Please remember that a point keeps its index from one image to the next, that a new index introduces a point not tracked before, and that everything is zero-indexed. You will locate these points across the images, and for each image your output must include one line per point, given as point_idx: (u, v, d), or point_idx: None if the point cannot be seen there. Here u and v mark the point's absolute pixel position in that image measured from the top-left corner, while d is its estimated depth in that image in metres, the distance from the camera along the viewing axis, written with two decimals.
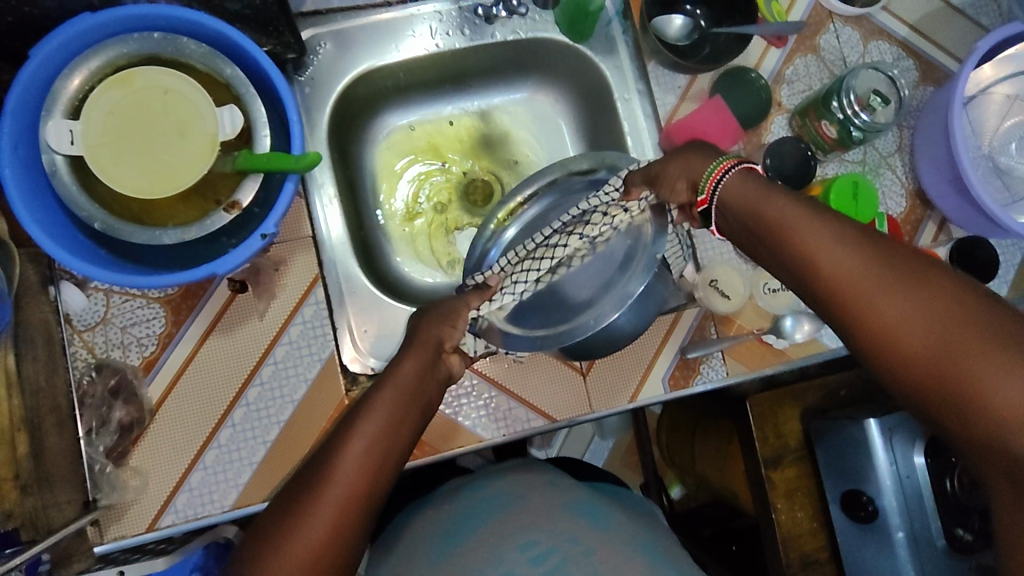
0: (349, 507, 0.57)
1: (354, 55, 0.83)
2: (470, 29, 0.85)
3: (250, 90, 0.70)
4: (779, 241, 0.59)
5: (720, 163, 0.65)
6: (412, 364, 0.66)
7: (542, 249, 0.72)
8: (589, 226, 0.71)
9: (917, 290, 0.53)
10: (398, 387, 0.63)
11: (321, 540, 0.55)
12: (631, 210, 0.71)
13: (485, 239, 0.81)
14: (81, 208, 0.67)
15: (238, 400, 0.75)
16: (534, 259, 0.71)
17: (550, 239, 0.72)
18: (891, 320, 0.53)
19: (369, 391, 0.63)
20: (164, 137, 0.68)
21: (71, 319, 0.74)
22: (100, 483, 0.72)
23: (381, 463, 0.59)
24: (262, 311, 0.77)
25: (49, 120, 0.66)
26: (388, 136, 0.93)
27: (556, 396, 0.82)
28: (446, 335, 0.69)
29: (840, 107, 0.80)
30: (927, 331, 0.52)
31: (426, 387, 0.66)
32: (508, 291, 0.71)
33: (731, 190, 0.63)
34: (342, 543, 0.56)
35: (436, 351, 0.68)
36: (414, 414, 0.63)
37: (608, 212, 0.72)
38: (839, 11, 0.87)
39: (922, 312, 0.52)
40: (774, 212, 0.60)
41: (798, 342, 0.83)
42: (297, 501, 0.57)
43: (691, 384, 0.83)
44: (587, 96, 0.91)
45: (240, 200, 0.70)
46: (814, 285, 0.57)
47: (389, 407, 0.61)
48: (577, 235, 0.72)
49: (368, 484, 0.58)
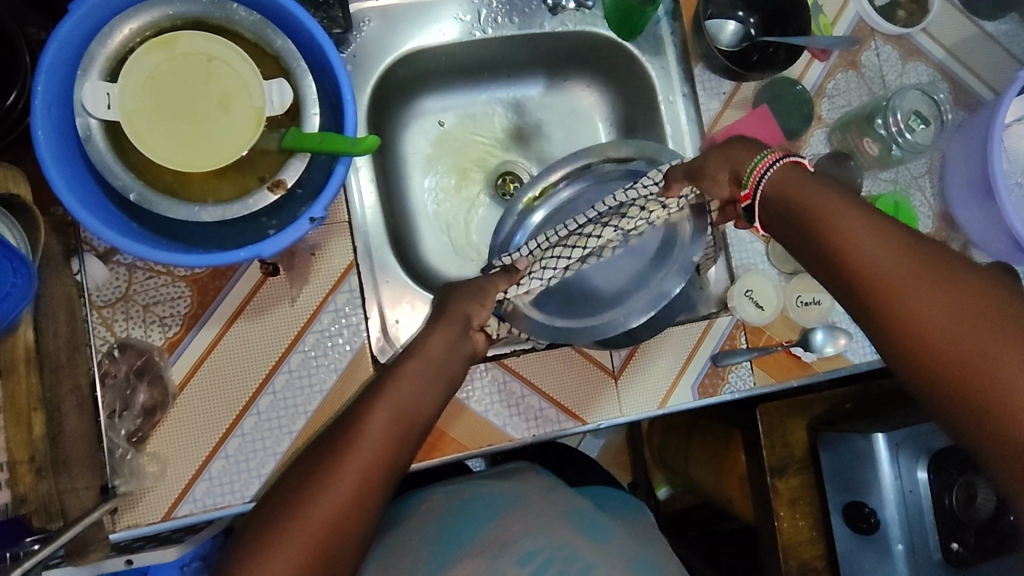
0: (371, 473, 0.58)
1: (398, 34, 0.81)
2: (519, 18, 0.83)
3: (301, 65, 0.66)
4: (821, 237, 0.57)
5: (765, 156, 0.62)
6: (441, 337, 0.66)
7: (574, 237, 0.70)
8: (626, 220, 0.69)
9: (965, 304, 0.51)
10: (428, 359, 0.64)
11: (336, 511, 0.55)
12: (669, 206, 0.70)
13: (514, 216, 0.78)
14: (115, 177, 0.62)
15: (264, 387, 0.72)
16: (566, 247, 0.69)
17: (585, 227, 0.70)
18: (940, 334, 0.51)
19: (395, 363, 0.65)
20: (205, 107, 0.63)
21: (90, 293, 0.70)
22: (120, 469, 0.69)
23: (404, 434, 0.61)
24: (293, 296, 0.74)
25: (85, 81, 0.62)
26: (421, 121, 0.90)
27: (585, 399, 0.80)
28: (475, 313, 0.68)
29: (884, 125, 0.81)
30: (978, 352, 0.50)
31: (453, 359, 0.66)
32: (536, 276, 0.70)
33: (776, 182, 0.60)
34: (361, 510, 0.57)
35: (465, 326, 0.68)
36: (439, 384, 0.65)
37: (647, 207, 0.69)
38: (881, 29, 0.87)
39: (971, 330, 0.50)
40: (813, 202, 0.58)
41: (828, 355, 0.82)
42: (313, 479, 0.57)
43: (719, 393, 0.81)
44: (627, 95, 0.90)
45: (285, 179, 0.66)
46: (853, 280, 0.55)
47: (415, 379, 0.63)
48: (612, 227, 0.69)
49: (390, 451, 0.59)
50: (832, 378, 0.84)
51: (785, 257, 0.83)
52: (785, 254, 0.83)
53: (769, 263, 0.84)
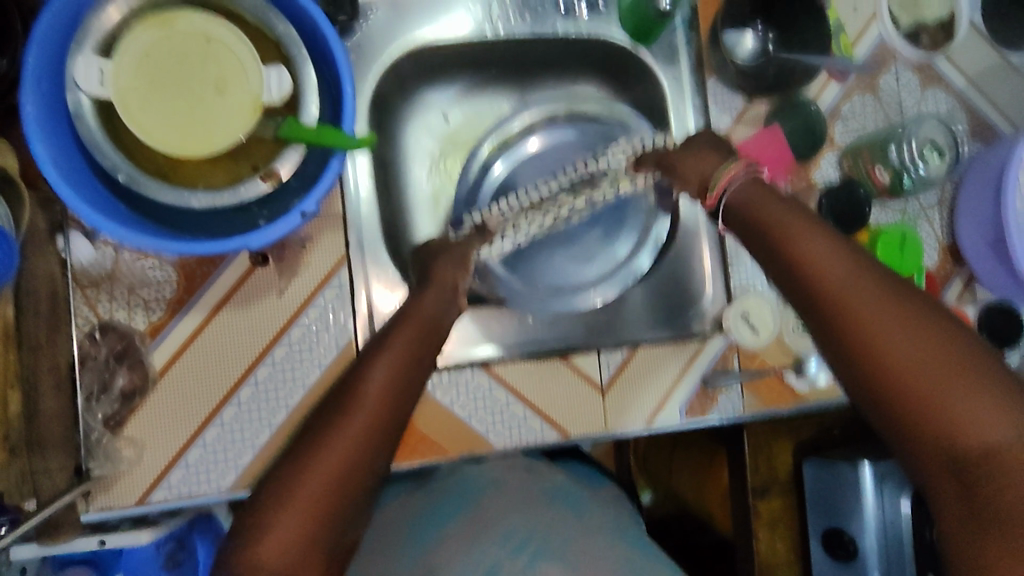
0: (380, 418, 0.58)
1: (405, 25, 0.79)
2: (532, 15, 0.81)
3: (302, 53, 0.65)
4: (779, 250, 0.61)
5: (730, 166, 0.66)
6: (432, 300, 0.69)
7: (547, 206, 0.82)
8: (595, 193, 0.82)
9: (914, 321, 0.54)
10: (422, 320, 0.66)
11: (349, 452, 0.55)
12: (637, 182, 0.80)
13: (477, 165, 0.89)
14: (105, 157, 0.61)
15: (246, 377, 0.72)
16: (540, 215, 0.82)
17: (556, 197, 0.82)
18: (888, 348, 0.53)
19: (391, 326, 0.65)
20: (200, 89, 0.62)
21: (76, 272, 0.69)
22: (94, 452, 0.68)
23: (408, 384, 0.61)
24: (281, 288, 0.73)
25: (78, 55, 0.60)
26: (424, 113, 0.88)
27: (572, 411, 0.79)
28: (460, 276, 0.72)
29: (896, 153, 0.78)
30: (926, 370, 0.52)
31: (442, 327, 0.68)
32: (509, 238, 0.81)
33: (740, 195, 0.65)
34: (371, 453, 0.56)
35: (453, 290, 0.71)
36: (433, 347, 0.66)
37: (615, 183, 0.81)
38: (903, 53, 0.85)
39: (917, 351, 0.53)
40: (776, 217, 0.62)
41: (819, 385, 0.81)
42: (323, 436, 0.56)
43: (706, 414, 0.80)
44: (637, 102, 0.88)
45: (278, 170, 0.64)
46: (805, 289, 0.58)
47: (412, 335, 0.64)
48: (582, 199, 0.82)
49: (397, 399, 0.59)
50: (821, 407, 0.84)
51: None
52: None
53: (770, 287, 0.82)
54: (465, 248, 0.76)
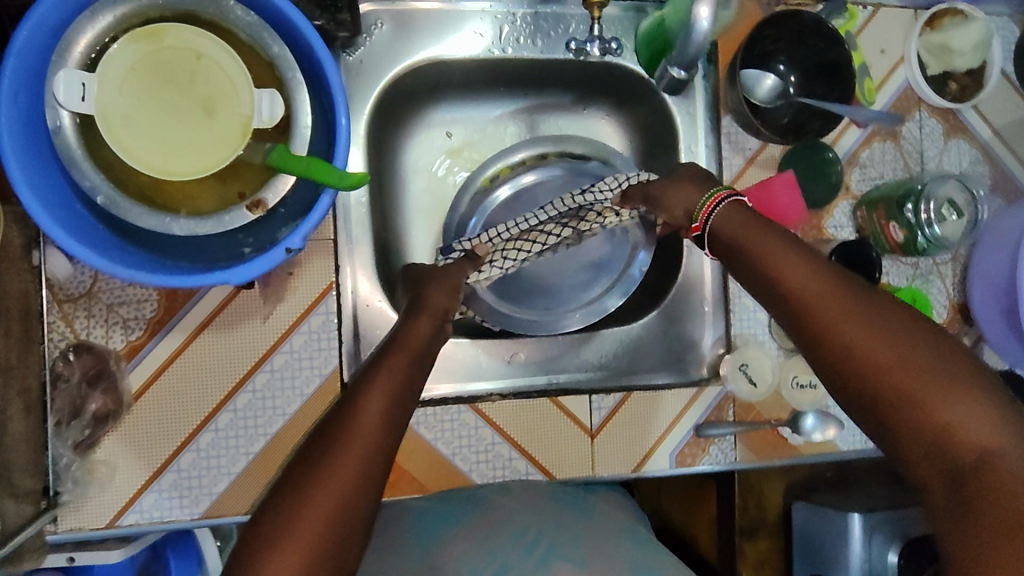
0: (369, 461, 0.53)
1: (410, 42, 0.75)
2: (543, 41, 0.78)
3: (297, 76, 0.61)
4: (757, 267, 0.61)
5: (714, 193, 0.66)
6: (425, 325, 0.65)
7: (535, 232, 0.72)
8: (584, 223, 0.72)
9: (895, 334, 0.53)
10: (411, 346, 0.62)
11: (336, 503, 0.51)
12: (623, 215, 0.73)
13: (470, 193, 0.82)
14: (84, 177, 0.58)
15: (225, 404, 0.69)
16: (527, 241, 0.72)
17: (542, 225, 0.72)
18: (860, 350, 0.54)
19: (380, 352, 0.61)
20: (188, 110, 0.59)
21: (53, 286, 0.66)
22: (63, 477, 0.66)
23: (397, 417, 0.56)
24: (265, 314, 0.70)
25: (60, 68, 0.56)
26: (426, 131, 0.84)
27: (559, 454, 0.76)
28: (449, 302, 0.68)
29: (913, 211, 0.75)
30: (911, 381, 0.51)
31: (434, 347, 0.65)
32: (496, 264, 0.72)
33: (723, 219, 0.64)
34: (360, 499, 0.52)
35: (443, 318, 0.67)
36: (424, 376, 0.62)
37: (603, 214, 0.72)
38: (928, 100, 0.81)
39: (900, 362, 0.52)
40: (753, 237, 0.62)
41: (815, 441, 0.79)
42: (316, 467, 0.52)
43: (697, 464, 0.78)
44: (647, 133, 0.85)
45: (266, 199, 0.62)
46: (786, 304, 0.58)
47: (403, 365, 0.59)
48: (569, 228, 0.73)
49: (387, 437, 0.55)
50: (816, 461, 0.81)
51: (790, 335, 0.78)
52: None
53: (771, 337, 0.79)
54: (455, 274, 0.70)
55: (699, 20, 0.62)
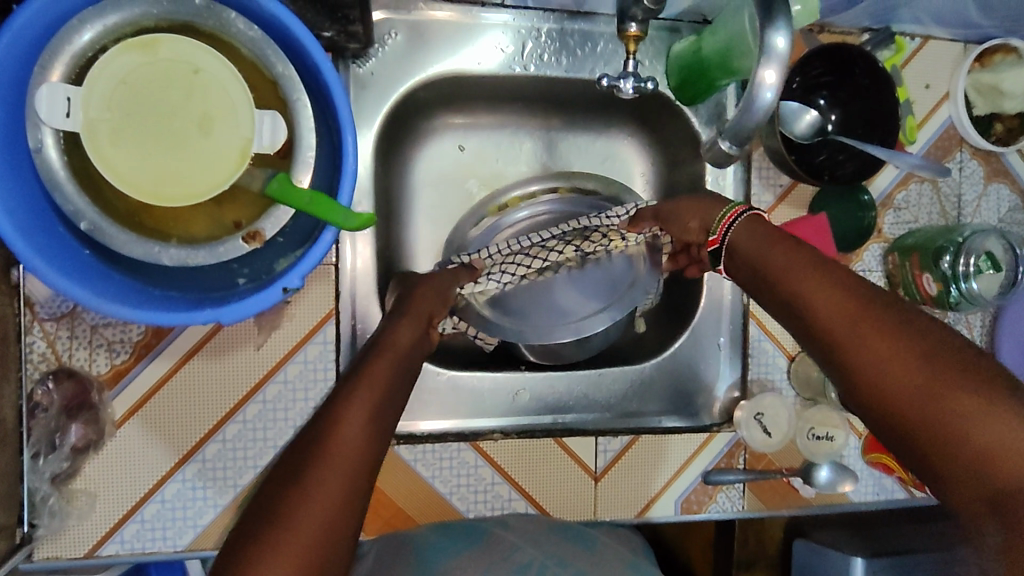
0: (358, 472, 0.48)
1: (425, 53, 0.70)
2: (567, 59, 0.73)
3: (303, 99, 0.57)
4: (774, 282, 0.54)
5: (733, 207, 0.62)
6: (407, 330, 0.60)
7: (536, 248, 0.71)
8: (586, 242, 0.71)
9: (931, 358, 0.45)
10: (395, 354, 0.57)
11: (323, 517, 0.45)
12: (628, 240, 0.71)
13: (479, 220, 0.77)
14: (67, 201, 0.53)
15: (214, 433, 0.66)
16: (526, 257, 0.70)
17: (545, 242, 0.71)
18: (884, 365, 0.46)
19: (364, 359, 0.56)
20: (182, 129, 0.54)
21: (33, 304, 0.62)
22: (39, 510, 0.63)
23: (383, 428, 0.52)
24: (259, 342, 0.66)
25: (42, 81, 0.51)
26: (437, 144, 0.80)
27: (560, 496, 0.73)
28: (437, 311, 0.64)
29: (950, 263, 0.69)
30: (945, 408, 0.43)
31: (416, 356, 0.59)
32: (493, 278, 0.70)
33: (742, 234, 0.59)
34: (347, 517, 0.47)
35: (429, 324, 0.62)
36: (407, 385, 0.57)
37: (608, 236, 0.71)
38: (971, 142, 0.77)
39: (933, 389, 0.43)
40: (770, 251, 0.56)
41: (828, 493, 0.76)
42: (299, 479, 0.47)
43: (704, 511, 0.75)
44: (670, 159, 0.80)
45: (263, 230, 0.57)
46: (804, 321, 0.51)
47: (388, 371, 0.55)
48: (572, 247, 0.71)
49: (373, 449, 0.50)
50: (826, 512, 0.78)
51: (808, 382, 0.76)
52: (809, 377, 0.76)
53: (788, 384, 0.77)
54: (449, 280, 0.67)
55: (762, 89, 0.50)
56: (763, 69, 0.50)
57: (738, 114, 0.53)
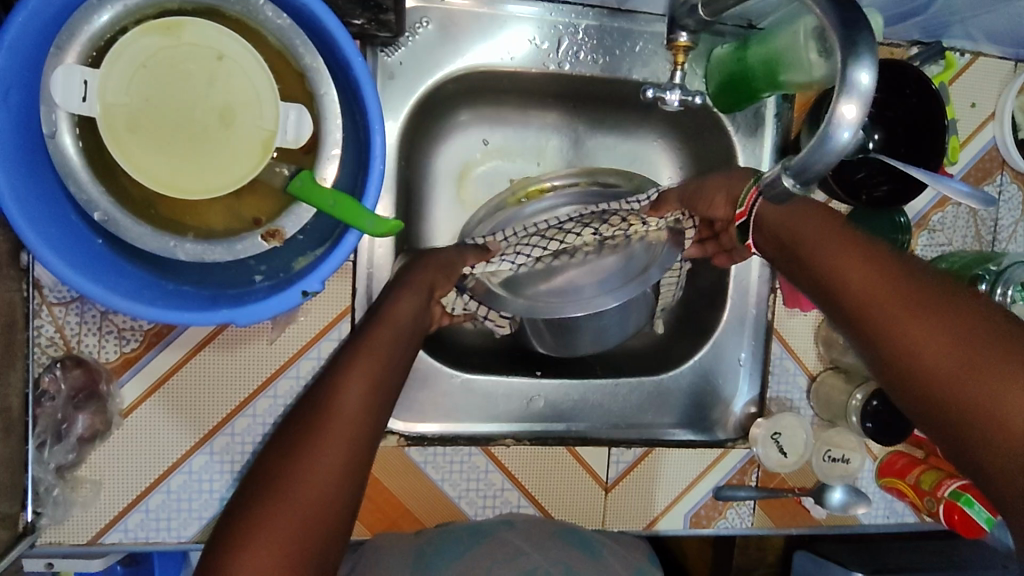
0: (354, 449, 0.49)
1: (457, 45, 0.67)
2: (604, 58, 0.70)
3: (331, 93, 0.54)
4: (808, 261, 0.52)
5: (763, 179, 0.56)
6: (408, 302, 0.57)
7: (554, 228, 0.63)
8: (607, 224, 0.63)
9: (978, 345, 0.42)
10: (394, 323, 0.55)
11: (319, 497, 0.46)
12: (649, 224, 0.64)
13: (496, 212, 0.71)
14: (80, 189, 0.51)
15: (223, 426, 0.65)
16: (543, 236, 0.63)
17: (563, 223, 0.63)
18: (923, 350, 0.44)
19: (365, 328, 0.55)
20: (203, 117, 0.52)
21: (42, 288, 0.60)
22: (43, 498, 0.61)
23: (381, 404, 0.51)
24: (272, 336, 0.65)
25: (59, 63, 0.49)
26: (463, 136, 0.77)
27: (569, 504, 0.72)
28: (441, 282, 0.61)
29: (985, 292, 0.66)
30: (991, 397, 0.40)
31: (418, 330, 0.58)
32: (507, 257, 0.63)
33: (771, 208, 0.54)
34: (343, 493, 0.47)
35: (429, 296, 0.60)
36: (408, 355, 0.56)
37: (628, 218, 0.63)
38: (1013, 165, 0.74)
39: (969, 363, 0.42)
40: (802, 229, 0.53)
41: (839, 514, 0.75)
42: (296, 458, 0.47)
43: (713, 526, 0.74)
44: (701, 164, 0.78)
45: (283, 228, 0.55)
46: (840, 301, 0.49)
47: (386, 344, 0.54)
48: (592, 229, 0.63)
49: (369, 428, 0.50)
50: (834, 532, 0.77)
51: (828, 405, 0.74)
52: (829, 399, 0.74)
53: (807, 403, 0.76)
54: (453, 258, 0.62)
55: (839, 125, 0.42)
56: (842, 103, 0.41)
57: (805, 154, 0.43)
